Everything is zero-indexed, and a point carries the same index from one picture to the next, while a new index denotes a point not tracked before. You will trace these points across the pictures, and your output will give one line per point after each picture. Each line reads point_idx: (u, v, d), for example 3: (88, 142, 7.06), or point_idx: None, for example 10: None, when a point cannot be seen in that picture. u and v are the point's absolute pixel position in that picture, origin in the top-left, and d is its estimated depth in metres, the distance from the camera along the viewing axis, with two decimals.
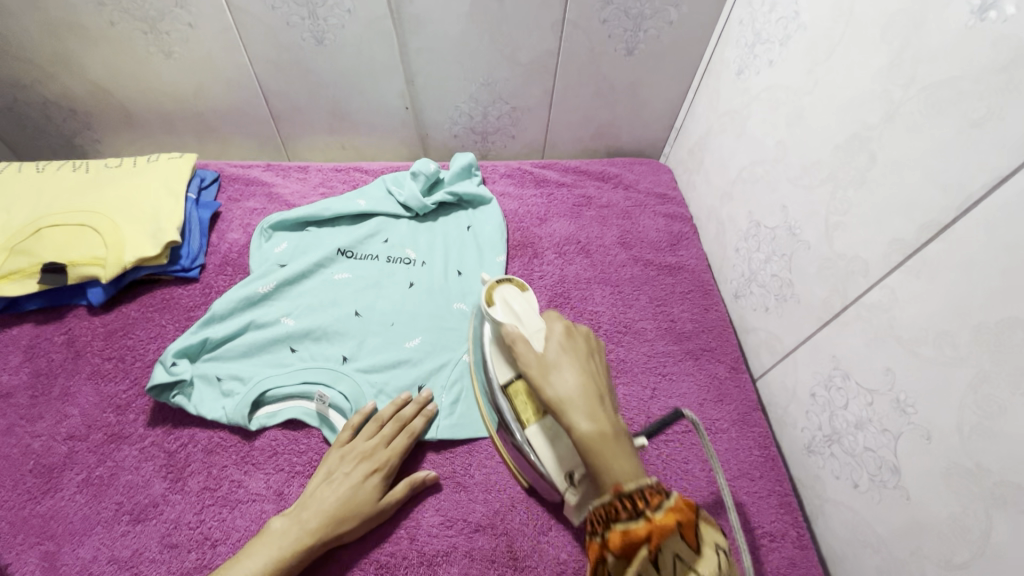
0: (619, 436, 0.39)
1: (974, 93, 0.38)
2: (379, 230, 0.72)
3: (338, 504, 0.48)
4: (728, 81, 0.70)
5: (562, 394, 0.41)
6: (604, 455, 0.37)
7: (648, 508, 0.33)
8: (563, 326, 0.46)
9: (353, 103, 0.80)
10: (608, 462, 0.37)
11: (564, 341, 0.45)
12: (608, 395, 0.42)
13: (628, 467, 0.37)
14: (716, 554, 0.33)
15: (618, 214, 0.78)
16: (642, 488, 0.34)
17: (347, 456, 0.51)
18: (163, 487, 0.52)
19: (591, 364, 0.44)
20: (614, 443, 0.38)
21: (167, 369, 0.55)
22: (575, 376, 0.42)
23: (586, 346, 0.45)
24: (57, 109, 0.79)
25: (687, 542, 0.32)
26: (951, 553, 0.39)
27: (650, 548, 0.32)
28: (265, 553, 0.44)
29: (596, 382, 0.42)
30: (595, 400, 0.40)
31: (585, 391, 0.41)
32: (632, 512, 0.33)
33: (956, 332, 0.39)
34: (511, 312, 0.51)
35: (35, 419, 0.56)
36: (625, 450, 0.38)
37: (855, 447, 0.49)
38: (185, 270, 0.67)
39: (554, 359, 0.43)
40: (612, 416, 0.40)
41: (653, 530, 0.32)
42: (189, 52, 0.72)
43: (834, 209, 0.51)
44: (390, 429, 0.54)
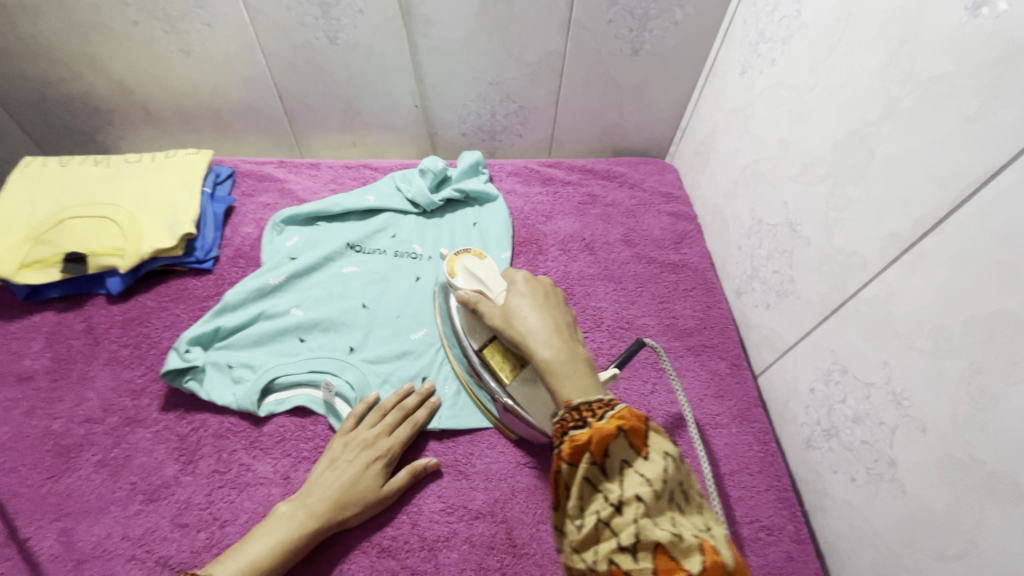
0: (576, 356, 0.43)
1: (968, 89, 0.39)
2: (387, 226, 0.74)
3: (342, 490, 0.49)
4: (732, 80, 0.71)
5: (524, 329, 0.46)
6: (560, 375, 0.41)
7: (592, 418, 0.35)
8: (523, 275, 0.51)
9: (364, 101, 0.81)
10: (563, 377, 0.41)
11: (523, 287, 0.50)
12: (567, 326, 0.46)
13: (580, 382, 0.40)
14: (665, 460, 0.32)
15: (623, 213, 0.79)
16: (589, 403, 0.37)
17: (350, 443, 0.53)
18: (175, 469, 0.54)
19: (550, 303, 0.48)
20: (570, 362, 0.42)
21: (180, 356, 0.57)
22: (534, 312, 0.47)
23: (545, 291, 0.50)
24: (81, 107, 0.82)
25: (633, 447, 0.33)
26: (945, 545, 0.40)
27: (594, 452, 0.33)
28: (272, 537, 0.46)
29: (555, 317, 0.46)
30: (552, 330, 0.45)
31: (544, 325, 0.45)
32: (580, 421, 0.35)
33: (951, 324, 0.39)
34: (471, 277, 0.55)
35: (55, 402, 0.58)
36: (583, 367, 0.42)
37: (852, 441, 0.49)
38: (200, 262, 0.69)
39: (515, 304, 0.48)
40: (570, 342, 0.44)
41: (594, 436, 0.33)
42: (207, 52, 0.74)
43: (834, 206, 0.52)
44: (393, 418, 0.55)
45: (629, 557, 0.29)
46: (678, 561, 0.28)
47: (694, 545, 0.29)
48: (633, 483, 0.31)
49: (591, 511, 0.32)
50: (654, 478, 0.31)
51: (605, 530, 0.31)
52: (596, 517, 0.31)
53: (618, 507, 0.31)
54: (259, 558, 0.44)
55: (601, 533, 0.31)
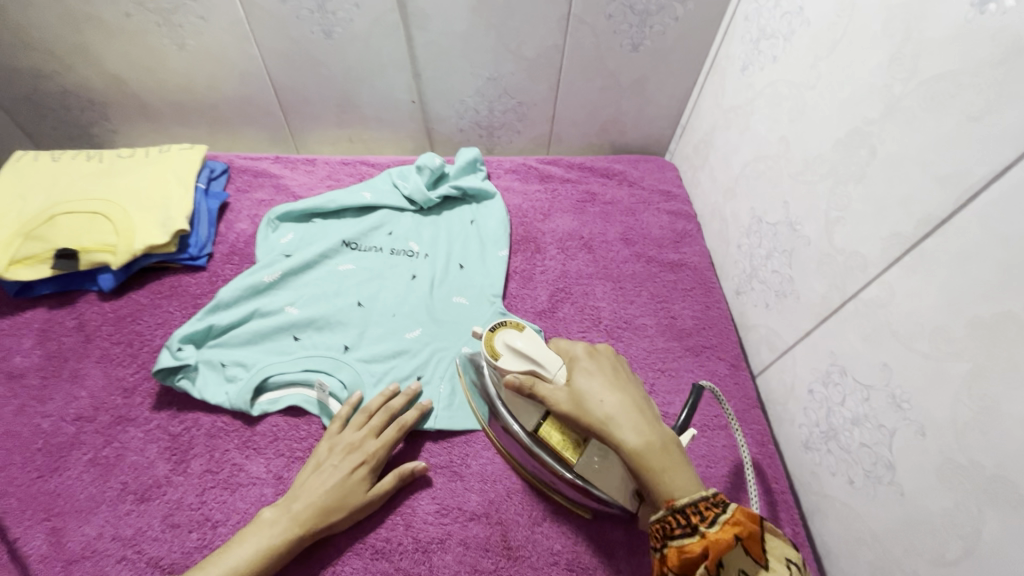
0: (667, 442, 0.40)
1: (973, 86, 0.38)
2: (383, 223, 0.73)
3: (328, 494, 0.48)
4: (733, 76, 0.70)
5: (603, 414, 0.41)
6: (657, 469, 0.38)
7: (702, 524, 0.35)
8: (583, 346, 0.47)
9: (361, 96, 0.81)
10: (660, 474, 0.38)
11: (589, 362, 0.46)
12: (646, 403, 0.43)
13: (680, 480, 0.38)
14: (787, 568, 0.33)
15: (621, 211, 0.78)
16: (695, 503, 0.36)
17: (337, 448, 0.52)
18: (167, 469, 0.53)
19: (621, 378, 0.45)
20: (663, 452, 0.39)
21: (172, 354, 0.57)
22: (609, 393, 0.43)
23: (611, 364, 0.46)
24: (75, 100, 0.81)
25: (750, 556, 0.33)
26: (943, 550, 0.39)
27: (708, 564, 0.33)
28: (256, 541, 0.45)
29: (632, 395, 0.43)
30: (636, 414, 0.41)
31: (626, 408, 0.42)
32: (687, 528, 0.35)
33: (952, 326, 0.39)
34: (514, 355, 0.48)
35: (45, 400, 0.57)
36: (677, 458, 0.39)
37: (851, 444, 0.48)
38: (193, 258, 0.68)
39: (584, 384, 0.44)
40: (656, 424, 0.41)
41: (708, 547, 0.33)
42: (201, 45, 0.73)
43: (834, 204, 0.51)
44: (378, 420, 0.54)
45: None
46: None
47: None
48: None
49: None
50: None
51: None
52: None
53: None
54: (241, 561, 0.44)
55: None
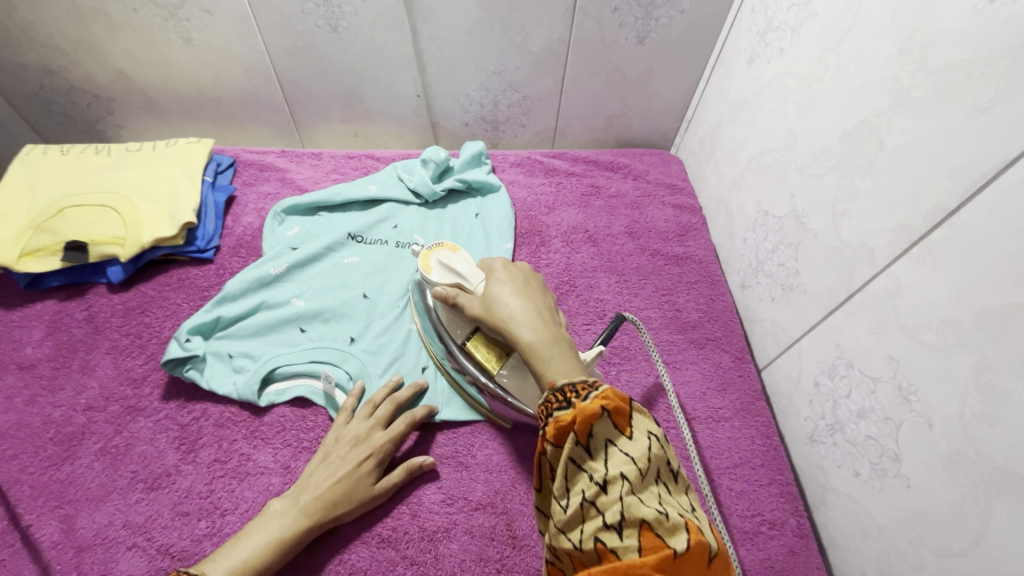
0: (559, 339, 0.41)
1: (983, 78, 0.38)
2: (389, 216, 0.73)
3: (337, 487, 0.48)
4: (739, 69, 0.70)
5: (507, 315, 0.43)
6: (545, 358, 0.39)
7: (576, 399, 0.33)
8: (501, 261, 0.49)
9: (366, 90, 0.81)
10: (545, 361, 0.39)
11: (502, 273, 0.48)
12: (548, 310, 0.44)
13: (563, 366, 0.38)
14: (649, 439, 0.33)
15: (627, 205, 0.78)
16: (573, 384, 0.35)
17: (343, 439, 0.52)
18: (176, 458, 0.54)
19: (530, 288, 0.46)
20: (554, 343, 0.40)
21: (181, 345, 0.57)
22: (515, 298, 0.44)
23: (525, 276, 0.47)
24: (83, 95, 0.82)
25: (617, 427, 0.32)
26: (949, 541, 0.39)
27: (578, 433, 0.32)
28: (267, 533, 0.45)
29: (537, 300, 0.45)
30: (535, 314, 0.43)
31: (528, 310, 0.43)
32: (562, 401, 0.33)
33: (960, 318, 0.39)
34: (446, 270, 0.52)
35: (57, 390, 0.58)
36: (567, 351, 0.40)
37: (856, 436, 0.49)
38: (201, 251, 0.69)
39: (496, 291, 0.46)
40: (553, 324, 0.42)
41: (577, 415, 0.32)
42: (207, 39, 0.74)
43: (842, 196, 0.51)
44: (385, 411, 0.54)
45: (615, 535, 0.29)
46: (664, 538, 0.28)
47: (678, 524, 0.29)
48: (619, 463, 0.31)
49: (575, 491, 0.31)
50: (639, 458, 0.31)
51: (591, 507, 0.30)
52: (582, 497, 0.31)
53: (604, 486, 0.30)
54: (253, 553, 0.44)
55: (586, 511, 0.30)
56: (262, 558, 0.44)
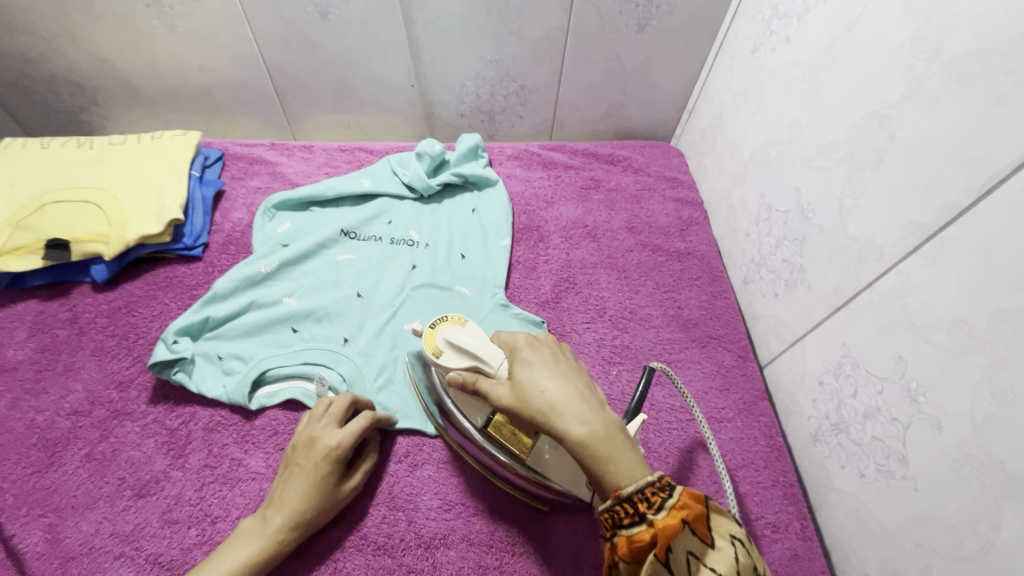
0: (612, 424, 0.37)
1: (1002, 67, 0.36)
2: (383, 211, 0.71)
3: (303, 496, 0.46)
4: (743, 58, 0.68)
5: (546, 404, 0.38)
6: (604, 459, 0.36)
7: (650, 511, 0.32)
8: (522, 334, 0.44)
9: (358, 79, 0.78)
10: (607, 461, 0.35)
11: (529, 351, 0.42)
12: (588, 390, 0.40)
13: (625, 464, 0.35)
14: (732, 544, 0.32)
15: (627, 198, 0.76)
16: (642, 489, 0.34)
17: (300, 446, 0.49)
18: (165, 463, 0.52)
19: (562, 365, 0.41)
20: (609, 437, 0.36)
21: (168, 347, 0.55)
22: (551, 380, 0.39)
23: (551, 352, 0.42)
24: (64, 85, 0.79)
25: (697, 536, 0.32)
26: (958, 546, 0.38)
27: (658, 551, 0.31)
28: (238, 555, 0.43)
29: (574, 379, 0.40)
30: (579, 399, 0.38)
31: (569, 396, 0.38)
32: (635, 517, 0.33)
33: (973, 318, 0.37)
34: (456, 350, 0.46)
35: (40, 394, 0.56)
36: (623, 443, 0.37)
37: (862, 437, 0.47)
38: (188, 249, 0.66)
39: (526, 374, 0.40)
40: (599, 408, 0.38)
41: (657, 534, 0.31)
42: (192, 26, 0.71)
43: (849, 191, 0.49)
44: (343, 411, 0.51)
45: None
46: None
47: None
48: None
49: None
50: (726, 573, 0.31)
51: None
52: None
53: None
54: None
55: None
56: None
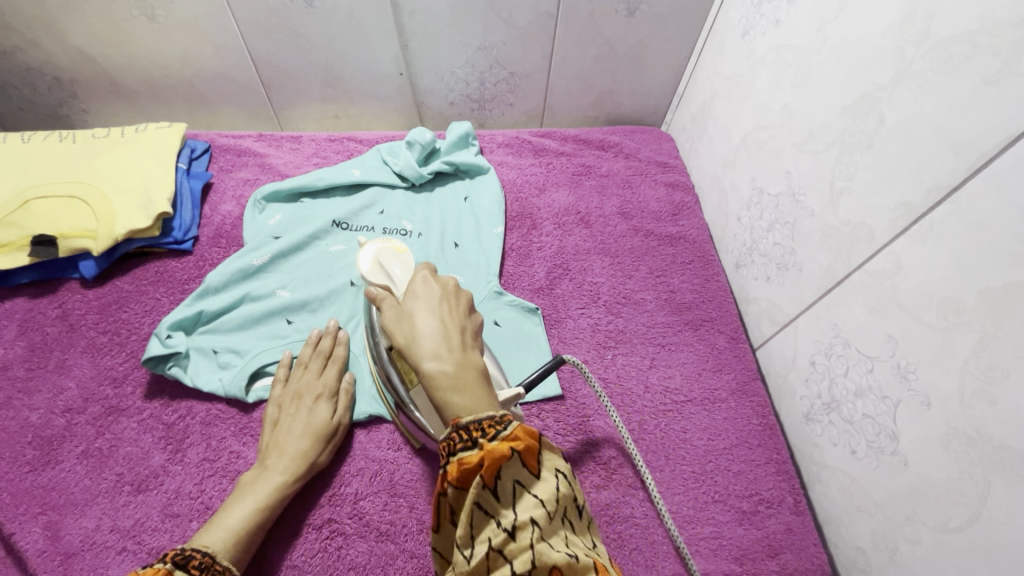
0: (467, 365, 0.35)
1: (990, 49, 0.36)
2: (375, 201, 0.70)
3: (301, 438, 0.50)
4: (733, 42, 0.68)
5: (409, 334, 0.37)
6: (446, 390, 0.33)
7: (483, 438, 0.30)
8: (423, 273, 0.42)
9: (346, 68, 0.77)
10: (451, 390, 0.33)
11: (420, 289, 0.41)
12: (463, 333, 0.37)
13: (471, 394, 0.33)
14: (555, 476, 0.31)
15: (618, 184, 0.77)
16: (479, 419, 0.31)
17: (287, 398, 0.53)
18: (163, 458, 0.52)
19: (448, 308, 0.39)
20: (458, 374, 0.34)
21: (162, 342, 0.55)
22: (424, 317, 0.38)
23: (445, 293, 0.40)
24: (42, 78, 0.77)
25: (527, 466, 0.30)
26: (947, 517, 0.40)
27: (486, 476, 0.29)
28: (249, 499, 0.46)
29: (452, 317, 0.38)
30: (442, 337, 0.36)
31: (437, 333, 0.36)
32: (468, 441, 0.30)
33: (962, 297, 0.38)
34: (379, 269, 0.48)
35: (33, 392, 0.56)
36: (475, 382, 0.34)
37: (853, 414, 0.49)
38: (178, 243, 0.66)
39: (409, 306, 0.40)
40: (462, 349, 0.36)
41: (485, 457, 0.29)
42: (173, 15, 0.69)
43: (839, 174, 0.50)
44: (316, 363, 0.55)
45: None
46: None
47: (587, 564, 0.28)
48: (529, 507, 0.29)
49: (482, 539, 0.28)
50: (547, 498, 0.30)
51: (500, 558, 0.28)
52: (488, 545, 0.28)
53: (513, 532, 0.28)
54: (240, 525, 0.44)
55: (493, 563, 0.28)
56: (257, 516, 0.45)
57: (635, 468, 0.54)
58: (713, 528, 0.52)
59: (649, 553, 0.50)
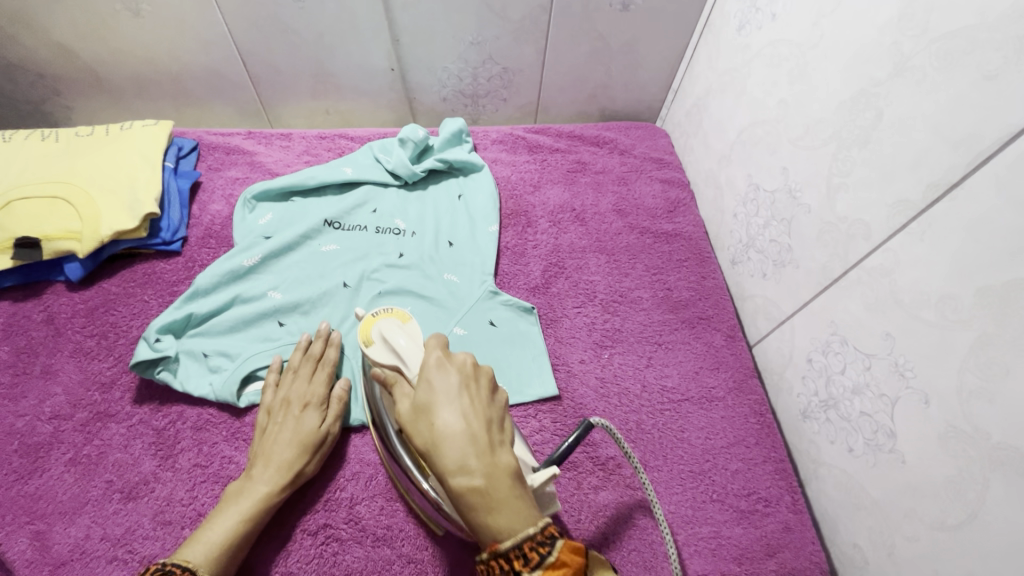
0: (498, 471, 0.33)
1: (989, 43, 0.36)
2: (367, 200, 0.69)
3: (287, 447, 0.48)
4: (728, 36, 0.67)
5: (432, 438, 0.35)
6: (482, 509, 0.32)
7: (524, 569, 0.30)
8: (437, 355, 0.38)
9: (336, 64, 0.76)
10: (485, 509, 0.32)
11: (437, 376, 0.37)
12: (490, 429, 0.35)
13: (506, 509, 0.32)
14: None
15: (614, 180, 0.76)
16: (518, 544, 0.30)
17: (276, 406, 0.52)
18: (154, 465, 0.51)
19: (470, 399, 0.36)
20: (491, 489, 0.32)
21: (150, 346, 0.54)
22: (446, 417, 0.35)
23: (463, 380, 0.37)
24: (23, 74, 0.75)
25: None
26: (944, 514, 0.39)
27: None
28: (233, 510, 0.45)
29: (475, 411, 0.35)
30: (468, 441, 0.34)
31: (464, 437, 0.34)
32: (512, 571, 0.30)
33: (960, 294, 0.38)
34: (386, 346, 0.46)
35: (18, 398, 0.54)
36: (511, 495, 0.33)
37: (850, 412, 0.48)
38: (167, 243, 0.64)
39: (426, 399, 0.36)
40: (491, 453, 0.34)
41: None
42: (158, 10, 0.68)
43: (836, 170, 0.50)
44: (306, 369, 0.54)
45: None
46: None
47: None
48: None
49: None
50: None
51: None
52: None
53: None
54: (223, 536, 0.44)
55: None
56: (243, 526, 0.45)
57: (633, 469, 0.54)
58: (712, 528, 0.51)
59: (648, 554, 0.50)
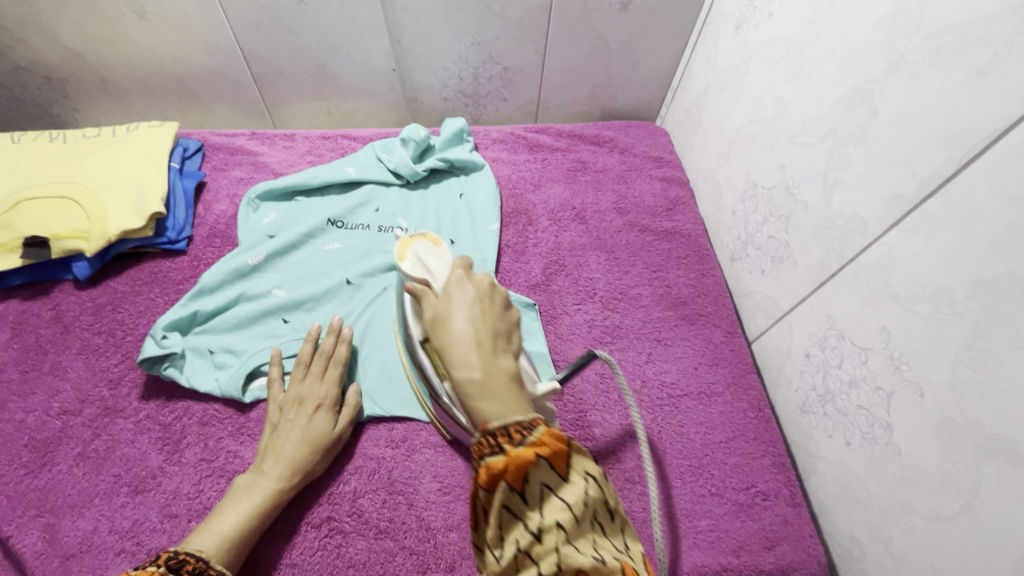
0: (497, 370, 0.35)
1: (981, 39, 0.36)
2: (370, 199, 0.70)
3: (298, 446, 0.49)
4: (726, 35, 0.68)
5: (444, 337, 0.38)
6: (476, 397, 0.34)
7: (508, 444, 0.31)
8: (460, 271, 0.42)
9: (338, 64, 0.77)
10: (479, 396, 0.34)
11: (455, 288, 0.41)
12: (497, 335, 0.38)
13: (498, 399, 0.34)
14: (584, 481, 0.31)
15: (613, 179, 0.76)
16: (506, 425, 0.32)
17: (287, 403, 0.52)
18: (161, 459, 0.52)
19: (483, 309, 0.39)
20: (488, 382, 0.35)
21: (157, 343, 0.55)
22: (458, 321, 0.38)
23: (479, 293, 0.40)
24: (31, 78, 0.76)
25: (555, 470, 0.31)
26: (939, 506, 0.40)
27: (512, 481, 0.30)
28: (244, 504, 0.46)
29: (486, 320, 0.38)
30: (475, 341, 0.37)
31: (473, 337, 0.37)
32: (495, 446, 0.31)
33: (954, 288, 0.39)
34: (419, 265, 0.49)
35: (28, 394, 0.55)
36: (507, 390, 0.34)
37: (847, 406, 0.49)
38: (172, 242, 0.65)
39: (443, 308, 0.40)
40: (494, 354, 0.36)
41: (510, 463, 0.30)
42: (163, 12, 0.69)
43: (833, 166, 0.50)
44: (318, 365, 0.54)
45: None
46: None
47: (615, 568, 0.28)
48: (554, 510, 0.30)
49: (511, 540, 0.30)
50: (575, 503, 0.30)
51: (526, 559, 0.29)
52: (517, 547, 0.30)
53: (539, 535, 0.29)
54: (233, 530, 0.44)
55: (521, 563, 0.29)
56: (253, 521, 0.45)
57: (633, 462, 0.55)
58: (711, 521, 0.52)
59: (647, 546, 0.50)
